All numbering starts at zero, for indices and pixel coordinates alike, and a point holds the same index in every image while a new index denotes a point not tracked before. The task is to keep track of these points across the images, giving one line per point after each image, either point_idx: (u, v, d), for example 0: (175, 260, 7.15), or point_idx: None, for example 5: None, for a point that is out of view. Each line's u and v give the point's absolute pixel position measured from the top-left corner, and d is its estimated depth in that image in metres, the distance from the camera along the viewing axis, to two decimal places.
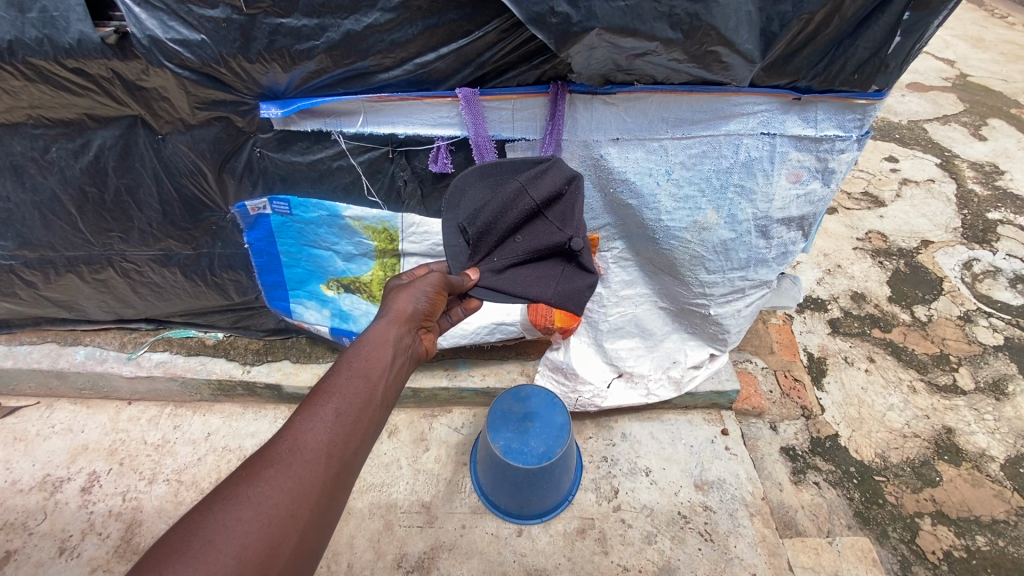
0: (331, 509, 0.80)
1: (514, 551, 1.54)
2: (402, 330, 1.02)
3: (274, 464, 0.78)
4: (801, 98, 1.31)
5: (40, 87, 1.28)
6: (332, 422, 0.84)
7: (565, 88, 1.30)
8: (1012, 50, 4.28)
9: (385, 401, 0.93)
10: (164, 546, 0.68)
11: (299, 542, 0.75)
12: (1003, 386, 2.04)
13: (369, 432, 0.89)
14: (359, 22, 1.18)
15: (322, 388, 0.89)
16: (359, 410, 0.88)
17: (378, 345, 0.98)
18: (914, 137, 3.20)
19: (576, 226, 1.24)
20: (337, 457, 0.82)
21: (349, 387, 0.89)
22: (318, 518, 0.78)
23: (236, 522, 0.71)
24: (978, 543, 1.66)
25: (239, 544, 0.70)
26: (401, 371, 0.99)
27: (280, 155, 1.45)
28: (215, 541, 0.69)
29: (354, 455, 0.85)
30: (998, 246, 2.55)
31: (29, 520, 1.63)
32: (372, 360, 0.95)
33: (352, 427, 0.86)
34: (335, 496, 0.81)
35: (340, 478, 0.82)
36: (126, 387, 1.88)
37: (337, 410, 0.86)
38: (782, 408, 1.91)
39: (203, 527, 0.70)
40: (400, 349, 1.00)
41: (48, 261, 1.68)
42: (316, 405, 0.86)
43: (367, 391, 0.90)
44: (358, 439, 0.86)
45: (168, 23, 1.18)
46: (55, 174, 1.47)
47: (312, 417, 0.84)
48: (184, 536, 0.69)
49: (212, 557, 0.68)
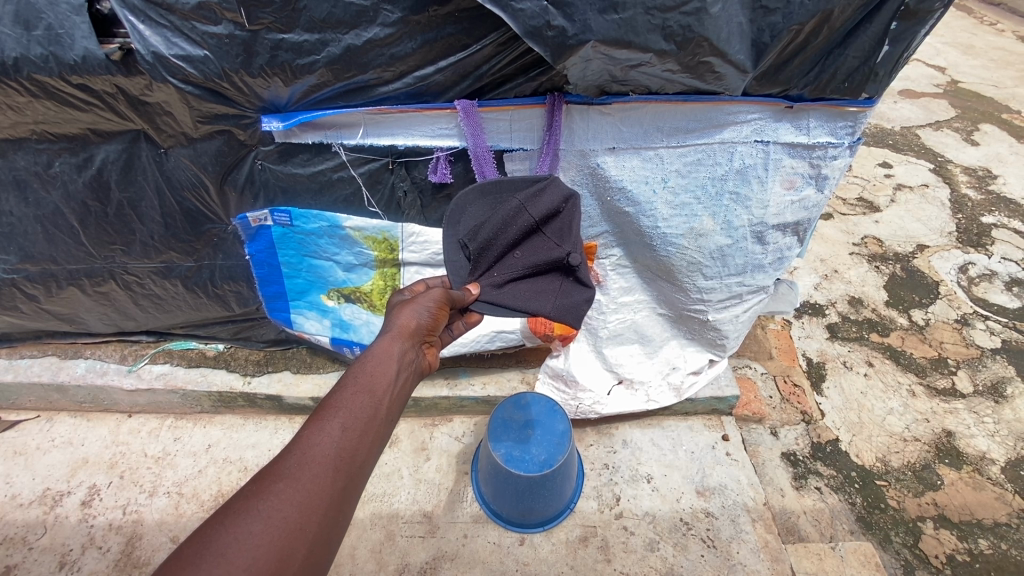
0: (339, 521, 0.81)
1: (516, 560, 1.54)
2: (405, 345, 1.03)
3: (284, 478, 0.79)
4: (793, 107, 1.34)
5: (45, 103, 1.30)
6: (339, 436, 0.85)
7: (562, 98, 1.32)
8: (1002, 56, 4.32)
9: (391, 414, 0.94)
10: (177, 559, 0.69)
11: (308, 553, 0.75)
12: (1002, 389, 2.05)
13: (375, 444, 0.89)
14: (359, 36, 1.20)
15: (329, 402, 0.90)
16: (365, 423, 0.89)
17: (382, 359, 0.98)
18: (907, 143, 3.23)
19: (574, 242, 1.26)
20: (344, 469, 0.83)
21: (355, 402, 0.90)
22: (327, 529, 0.79)
23: (248, 534, 0.72)
24: (981, 546, 1.66)
25: (251, 556, 0.71)
26: (406, 385, 1.00)
27: (281, 167, 1.47)
28: (228, 553, 0.70)
29: (362, 467, 0.85)
30: (993, 250, 2.57)
31: (29, 535, 1.62)
32: (378, 374, 0.96)
33: (358, 441, 0.87)
34: (342, 508, 0.82)
35: (347, 490, 0.83)
36: (127, 400, 1.88)
37: (344, 424, 0.87)
38: (783, 414, 1.92)
39: (216, 539, 0.71)
40: (403, 364, 1.01)
41: (50, 274, 1.69)
42: (323, 419, 0.87)
43: (372, 405, 0.92)
44: (364, 451, 0.87)
45: (171, 39, 1.19)
46: (58, 189, 1.48)
47: (319, 432, 0.85)
48: (197, 549, 0.69)
49: (226, 568, 0.69)
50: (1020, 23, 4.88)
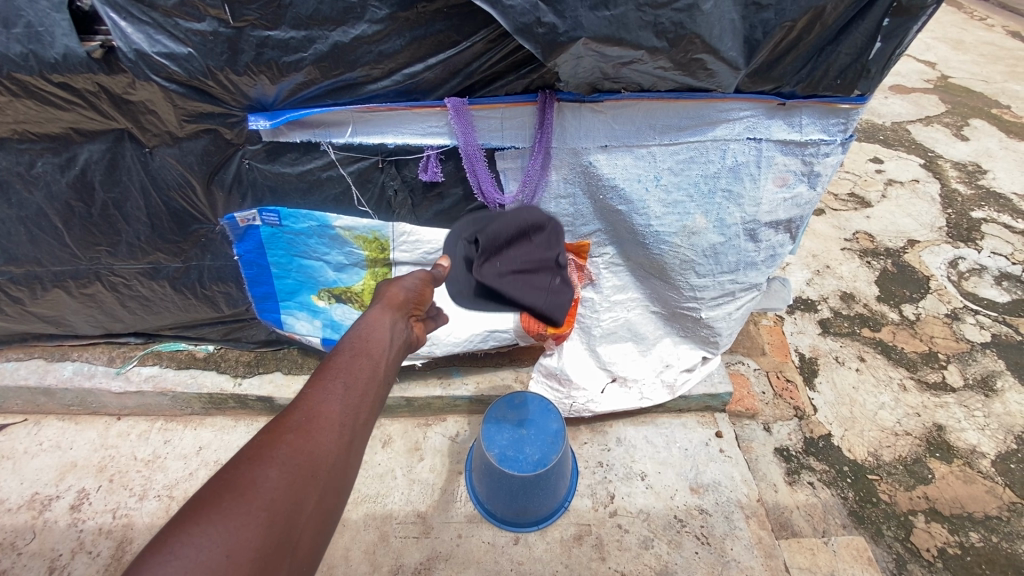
0: (349, 473, 0.80)
1: (511, 559, 1.54)
2: (400, 310, 1.03)
3: (293, 429, 0.77)
4: (786, 104, 1.33)
5: (25, 102, 1.27)
6: (345, 391, 0.84)
7: (553, 96, 1.31)
8: (991, 52, 4.34)
9: (393, 373, 0.93)
10: (191, 507, 0.66)
11: (320, 501, 0.74)
12: (991, 383, 2.07)
13: (380, 400, 0.89)
14: (346, 34, 1.18)
15: (332, 361, 0.89)
16: (370, 379, 0.88)
17: (381, 321, 0.98)
18: (898, 138, 3.24)
19: (558, 245, 1.40)
20: (351, 422, 0.82)
21: (357, 361, 0.89)
22: (338, 479, 0.78)
23: (263, 481, 0.71)
24: (971, 539, 1.67)
25: (265, 502, 0.69)
26: (405, 346, 1.00)
27: (269, 166, 1.45)
28: (243, 498, 0.68)
29: (369, 421, 0.85)
30: (982, 245, 2.58)
31: (17, 540, 1.60)
32: (377, 334, 0.96)
33: (364, 396, 0.86)
34: (351, 461, 0.80)
35: (355, 443, 0.82)
36: (115, 403, 1.86)
37: (348, 381, 0.86)
38: (775, 410, 1.92)
39: (230, 486, 0.69)
40: (400, 328, 1.01)
41: (35, 276, 1.66)
42: (327, 377, 0.86)
43: (375, 363, 0.91)
44: (370, 406, 0.86)
45: (154, 36, 1.17)
46: (41, 189, 1.45)
47: (324, 387, 0.84)
48: (212, 495, 0.68)
49: (242, 513, 0.67)
50: (1010, 18, 4.90)
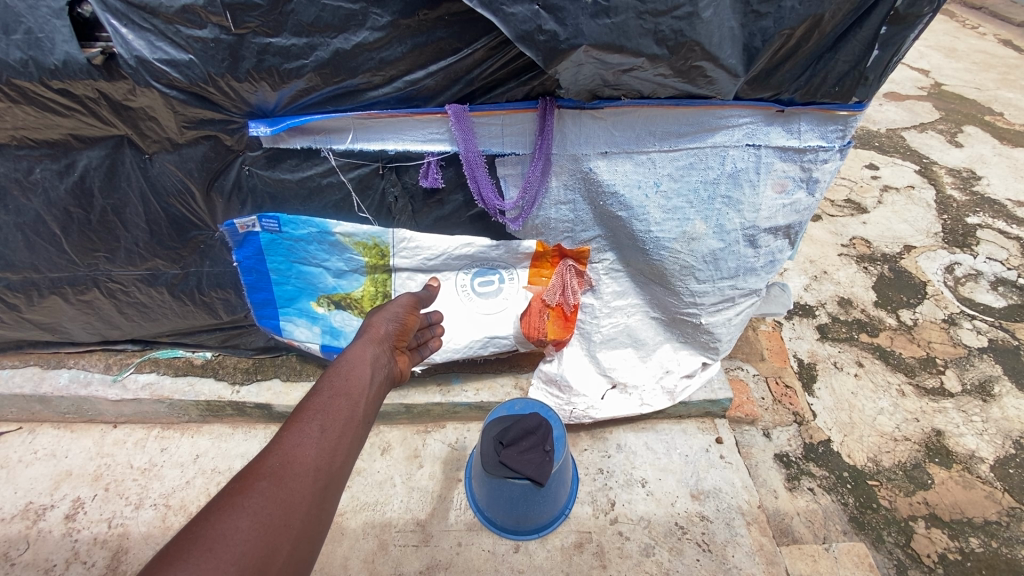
0: (322, 519, 0.83)
1: (510, 567, 1.52)
2: (377, 350, 1.11)
3: (267, 477, 0.81)
4: (784, 110, 1.34)
5: (25, 109, 1.27)
6: (319, 437, 0.89)
7: (553, 103, 1.32)
8: (983, 59, 4.40)
9: (368, 415, 0.98)
10: (165, 556, 0.69)
11: (293, 549, 0.77)
12: (989, 388, 2.07)
13: (354, 445, 0.93)
14: (347, 41, 1.18)
15: (307, 406, 0.93)
16: (344, 424, 0.93)
17: (358, 363, 1.05)
18: (893, 145, 3.27)
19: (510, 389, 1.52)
20: (324, 469, 0.86)
21: (333, 405, 0.94)
22: (311, 525, 0.81)
23: (235, 530, 0.74)
24: (971, 545, 1.67)
25: (239, 551, 0.72)
26: (381, 388, 1.06)
27: (269, 173, 1.45)
28: (216, 548, 0.71)
29: (342, 467, 0.89)
30: (978, 250, 2.60)
31: (11, 551, 1.58)
32: (352, 378, 1.01)
33: (338, 440, 0.90)
34: (325, 506, 0.84)
35: (328, 489, 0.86)
36: (111, 410, 1.84)
37: (323, 425, 0.91)
38: (774, 415, 1.92)
39: (203, 535, 0.72)
40: (377, 366, 1.07)
41: (31, 282, 1.65)
42: (301, 422, 0.90)
43: (349, 408, 0.96)
44: (344, 452, 0.90)
45: (155, 43, 1.17)
46: (39, 196, 1.45)
47: (298, 433, 0.88)
48: (185, 544, 0.70)
49: (213, 563, 0.69)
50: (1001, 26, 4.98)
